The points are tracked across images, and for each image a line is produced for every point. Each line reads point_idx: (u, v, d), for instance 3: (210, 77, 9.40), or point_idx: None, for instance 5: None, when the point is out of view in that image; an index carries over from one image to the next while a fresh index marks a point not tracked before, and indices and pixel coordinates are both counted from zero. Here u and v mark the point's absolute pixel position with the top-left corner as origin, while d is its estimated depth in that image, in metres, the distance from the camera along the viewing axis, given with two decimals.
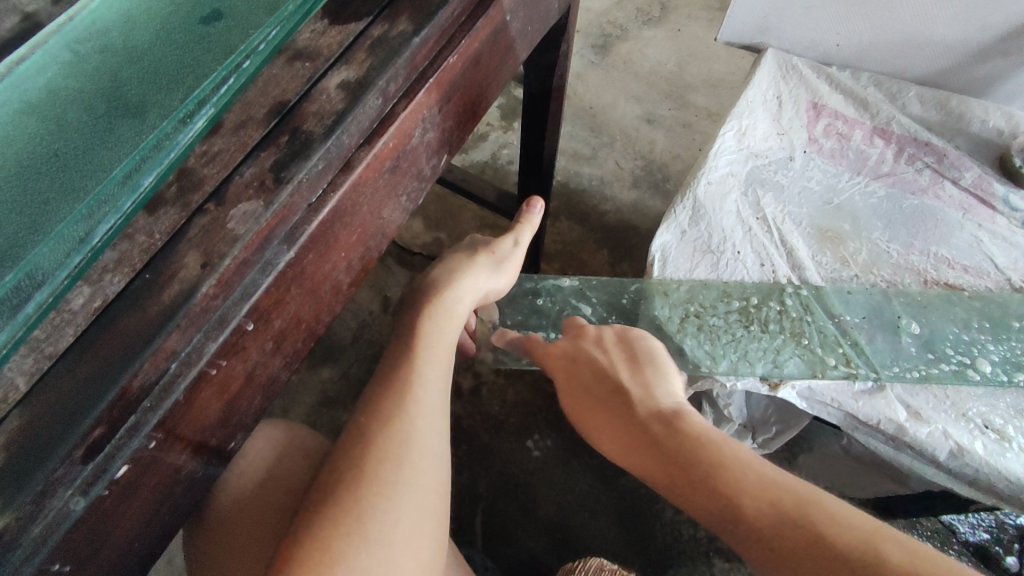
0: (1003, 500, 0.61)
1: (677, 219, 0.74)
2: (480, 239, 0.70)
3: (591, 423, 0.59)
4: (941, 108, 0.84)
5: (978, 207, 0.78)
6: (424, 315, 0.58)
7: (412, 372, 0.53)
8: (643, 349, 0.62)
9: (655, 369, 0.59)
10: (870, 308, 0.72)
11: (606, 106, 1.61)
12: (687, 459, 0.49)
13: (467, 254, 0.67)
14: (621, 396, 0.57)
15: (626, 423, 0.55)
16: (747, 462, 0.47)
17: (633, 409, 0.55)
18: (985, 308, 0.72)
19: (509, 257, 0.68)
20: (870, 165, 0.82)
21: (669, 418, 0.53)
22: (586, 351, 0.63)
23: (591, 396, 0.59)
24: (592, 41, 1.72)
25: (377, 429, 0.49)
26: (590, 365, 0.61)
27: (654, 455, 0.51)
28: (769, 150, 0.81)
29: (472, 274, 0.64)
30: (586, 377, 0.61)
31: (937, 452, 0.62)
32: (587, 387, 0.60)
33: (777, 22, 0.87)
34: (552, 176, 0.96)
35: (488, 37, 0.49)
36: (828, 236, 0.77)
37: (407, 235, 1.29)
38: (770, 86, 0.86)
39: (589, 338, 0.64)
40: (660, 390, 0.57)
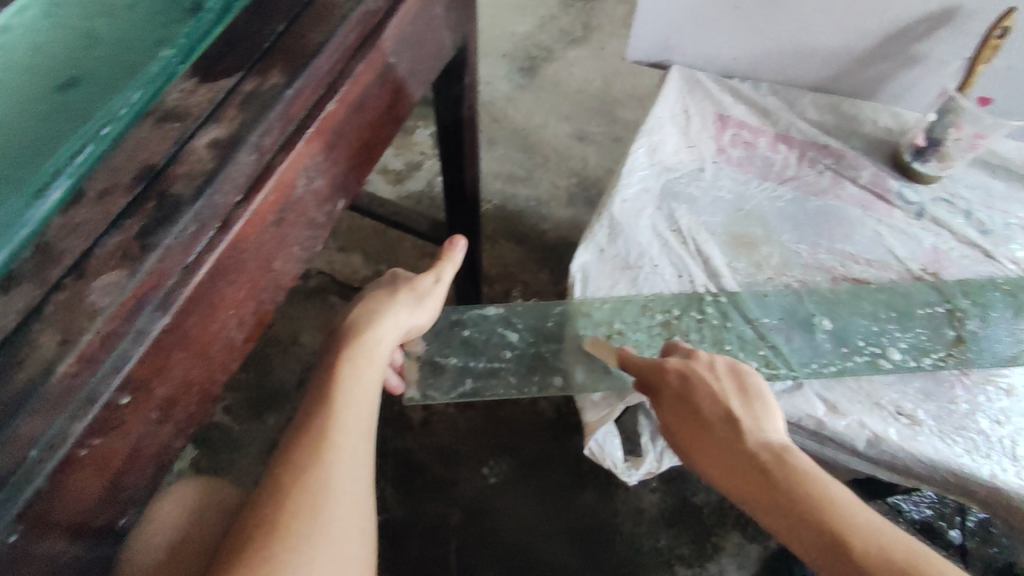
0: (923, 483, 0.64)
1: (595, 239, 0.75)
2: (397, 272, 0.70)
3: (695, 448, 0.57)
4: (835, 112, 0.89)
5: (878, 204, 0.82)
6: (343, 357, 0.57)
7: (329, 417, 0.52)
8: (757, 385, 0.60)
9: (764, 404, 0.58)
10: (785, 310, 0.74)
11: (536, 127, 1.64)
12: (796, 493, 0.48)
13: (388, 292, 0.67)
14: (733, 427, 0.56)
15: (741, 457, 0.53)
16: (855, 508, 0.47)
17: (745, 441, 0.54)
18: (890, 300, 0.75)
19: (429, 293, 0.68)
20: (775, 171, 0.85)
21: (787, 460, 0.51)
22: (699, 375, 0.60)
23: (698, 421, 0.57)
24: (518, 64, 1.76)
25: (294, 478, 0.48)
26: (705, 391, 0.59)
27: (762, 485, 0.51)
28: (679, 164, 0.84)
29: (392, 312, 0.64)
30: (694, 403, 0.58)
31: (856, 442, 0.64)
32: (699, 412, 0.58)
33: (677, 39, 0.91)
34: (476, 203, 0.98)
35: (372, 82, 0.50)
36: (741, 242, 0.79)
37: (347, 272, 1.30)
38: (677, 102, 0.88)
39: (701, 365, 0.62)
40: (769, 425, 0.56)
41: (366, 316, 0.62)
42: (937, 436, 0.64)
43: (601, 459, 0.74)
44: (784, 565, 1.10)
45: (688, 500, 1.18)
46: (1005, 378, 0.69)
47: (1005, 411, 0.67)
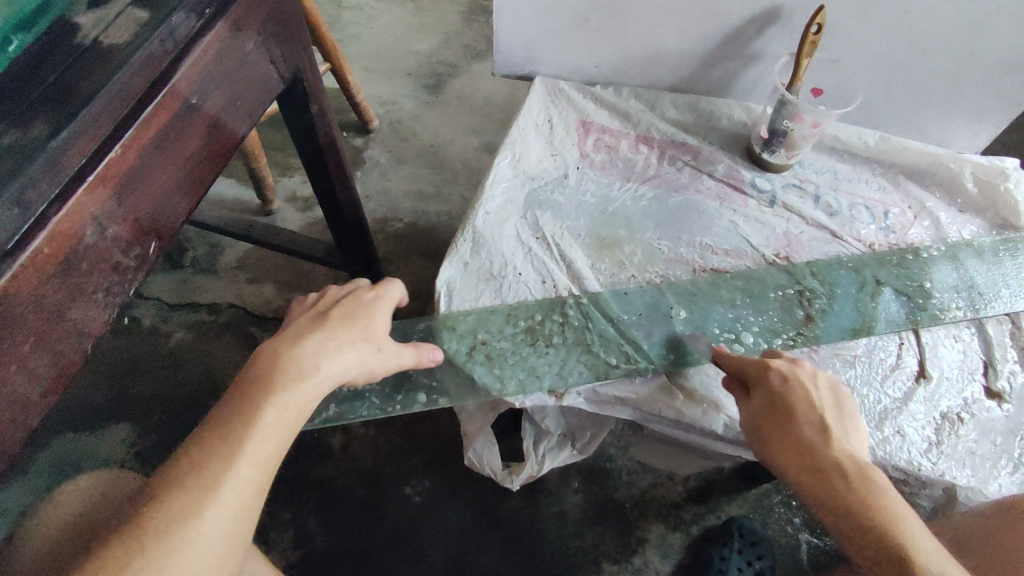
0: None
1: (459, 252, 0.77)
2: (380, 305, 0.65)
3: (772, 443, 0.60)
4: (692, 110, 0.93)
5: (732, 195, 0.86)
6: (273, 390, 0.52)
7: (233, 457, 0.47)
8: (844, 404, 0.62)
9: (854, 425, 0.61)
10: (646, 305, 0.77)
11: (445, 143, 1.66)
12: (872, 506, 0.52)
13: (353, 330, 0.61)
14: (824, 435, 0.58)
15: (822, 461, 0.56)
16: (922, 535, 0.50)
17: (830, 449, 0.57)
18: (745, 286, 0.79)
19: (384, 355, 0.63)
20: (637, 172, 0.88)
21: (867, 476, 0.55)
22: (802, 382, 0.62)
23: (789, 420, 0.60)
24: (424, 81, 1.77)
25: (188, 482, 0.45)
26: (805, 393, 0.61)
27: (842, 490, 0.54)
28: (543, 172, 0.86)
29: (346, 348, 0.59)
30: (785, 404, 0.61)
31: (714, 427, 0.67)
32: (789, 411, 0.60)
33: (538, 52, 0.94)
34: (361, 223, 0.99)
35: (174, 124, 0.50)
36: (605, 243, 0.82)
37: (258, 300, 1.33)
38: (540, 112, 0.91)
39: (802, 374, 0.63)
40: (854, 444, 0.59)
41: (320, 338, 0.58)
42: None
43: (480, 466, 0.76)
44: (703, 549, 1.13)
45: (610, 496, 1.20)
46: (850, 350, 0.75)
47: (849, 382, 0.73)
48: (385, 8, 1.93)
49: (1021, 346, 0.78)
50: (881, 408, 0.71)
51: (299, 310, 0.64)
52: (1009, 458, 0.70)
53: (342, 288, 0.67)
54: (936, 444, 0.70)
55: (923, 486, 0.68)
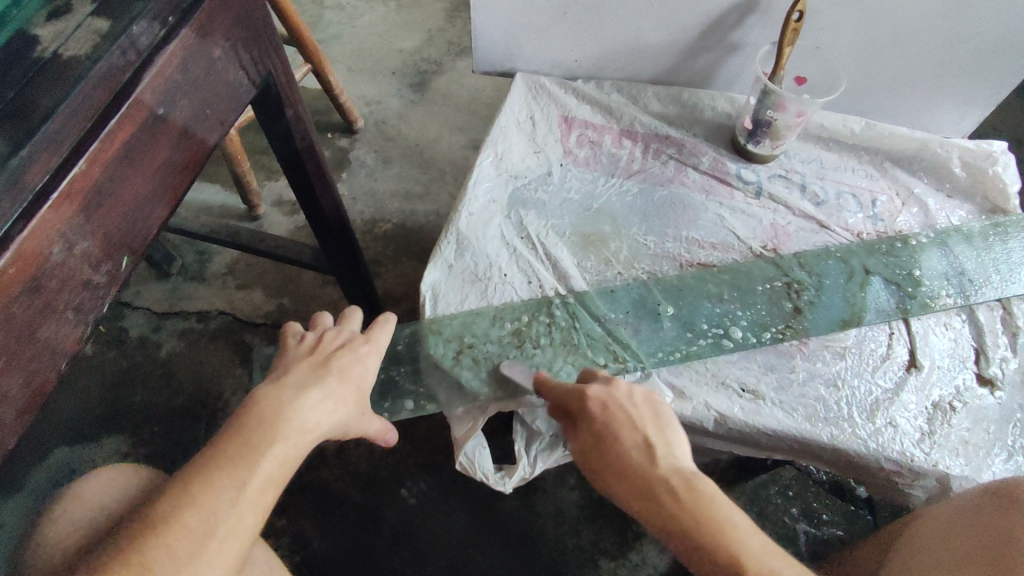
0: (764, 448, 0.69)
1: (442, 255, 0.76)
2: (373, 360, 0.65)
3: (603, 471, 0.55)
4: (676, 102, 0.92)
5: (719, 187, 0.85)
6: (277, 431, 0.51)
7: (236, 497, 0.46)
8: (664, 415, 0.58)
9: (676, 435, 0.56)
10: (633, 302, 0.76)
11: (431, 142, 1.64)
12: (703, 532, 0.47)
13: (346, 381, 0.60)
14: (647, 455, 0.54)
15: (649, 481, 0.52)
16: (761, 556, 0.46)
17: (656, 467, 0.52)
18: (733, 280, 0.78)
19: (365, 416, 0.61)
20: (622, 166, 0.87)
21: (696, 489, 0.50)
22: (617, 403, 0.58)
23: (614, 447, 0.55)
24: (409, 80, 1.76)
25: (188, 519, 0.44)
26: (620, 415, 0.57)
27: (668, 520, 0.49)
28: (526, 170, 0.85)
29: (344, 406, 0.58)
30: (603, 428, 0.56)
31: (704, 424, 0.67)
32: (608, 437, 0.56)
33: (518, 48, 0.93)
34: (345, 226, 0.98)
35: (138, 136, 0.49)
36: (591, 241, 0.81)
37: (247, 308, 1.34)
38: (522, 109, 0.90)
39: (616, 393, 0.59)
40: (679, 456, 0.54)
41: (324, 390, 0.57)
42: (778, 407, 0.69)
43: (472, 471, 0.74)
44: None
45: None
46: (839, 341, 0.75)
47: (840, 374, 0.72)
48: (367, 6, 1.91)
49: (1013, 332, 0.77)
50: (872, 399, 0.71)
51: (293, 354, 0.62)
52: (1002, 446, 0.70)
53: (334, 335, 0.66)
54: (928, 434, 0.69)
55: (916, 477, 0.68)
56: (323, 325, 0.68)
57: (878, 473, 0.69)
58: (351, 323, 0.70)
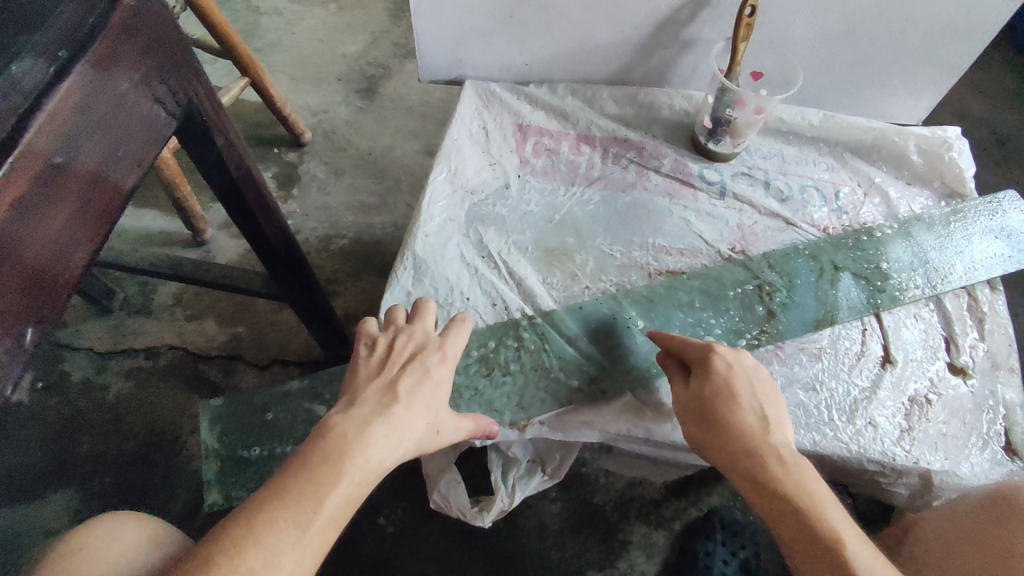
0: None
1: (400, 283, 0.71)
2: (446, 374, 0.59)
3: (709, 425, 0.58)
4: (632, 103, 0.88)
5: (681, 190, 0.83)
6: (340, 471, 0.47)
7: (292, 543, 0.43)
8: (777, 393, 0.61)
9: (781, 410, 0.60)
10: (604, 317, 0.73)
11: (384, 149, 1.58)
12: (803, 502, 0.52)
13: (416, 404, 0.54)
14: (758, 424, 0.57)
15: (756, 447, 0.56)
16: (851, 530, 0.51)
17: (768, 437, 0.56)
18: (703, 286, 0.76)
19: (440, 437, 0.56)
20: (582, 173, 0.83)
21: (802, 467, 0.55)
22: (742, 372, 0.60)
23: (729, 409, 0.58)
24: (356, 86, 1.69)
25: (249, 562, 0.41)
26: (742, 384, 0.59)
27: (771, 485, 0.54)
28: (482, 184, 0.81)
29: (410, 439, 0.53)
30: (735, 387, 0.59)
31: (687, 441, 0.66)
32: (729, 397, 0.58)
33: (464, 54, 0.88)
34: (295, 251, 0.92)
35: (34, 187, 0.43)
36: (556, 254, 0.77)
37: (201, 340, 1.27)
38: (473, 119, 0.85)
39: (744, 360, 0.62)
40: (783, 431, 0.58)
41: (389, 425, 0.51)
42: None
43: (448, 509, 0.71)
44: (688, 544, 1.11)
45: (590, 502, 1.17)
46: (814, 342, 0.73)
47: (817, 377, 0.71)
48: (305, 10, 1.83)
49: (979, 318, 0.78)
50: (850, 400, 0.69)
51: (364, 370, 0.57)
52: (978, 436, 0.69)
53: (407, 339, 0.60)
54: (907, 430, 0.68)
55: (899, 475, 0.66)
56: (396, 325, 0.62)
57: (862, 474, 0.68)
58: (426, 322, 0.63)
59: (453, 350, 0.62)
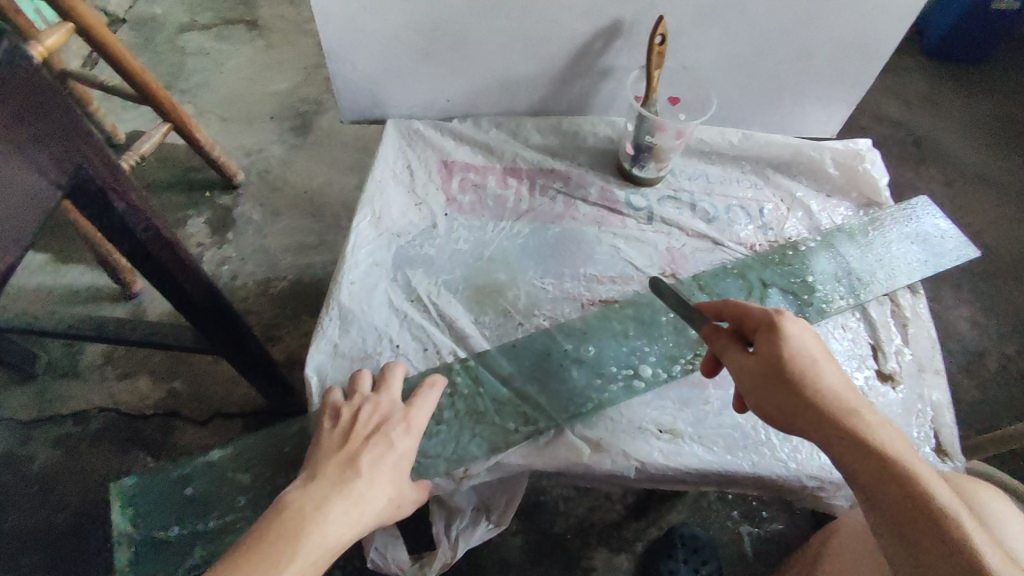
0: (690, 486, 0.67)
1: (325, 335, 0.69)
2: (410, 446, 0.57)
3: (789, 390, 0.54)
4: (556, 133, 0.89)
5: (610, 217, 0.83)
6: (292, 555, 0.44)
7: None
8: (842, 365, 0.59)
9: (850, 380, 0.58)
10: (538, 354, 0.72)
11: (321, 186, 1.55)
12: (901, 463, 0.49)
13: (378, 481, 0.52)
14: (841, 389, 0.54)
15: (846, 412, 0.52)
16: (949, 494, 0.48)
17: (852, 401, 0.53)
18: (636, 313, 0.76)
19: (395, 515, 0.54)
20: (510, 207, 0.83)
21: (889, 429, 0.52)
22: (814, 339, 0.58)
23: (812, 371, 0.54)
24: (288, 123, 1.66)
25: None
26: (819, 349, 0.57)
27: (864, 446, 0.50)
28: (409, 226, 0.79)
29: (370, 516, 0.51)
30: (813, 351, 0.56)
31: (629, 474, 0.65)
32: (808, 361, 0.55)
33: (384, 93, 0.87)
34: (223, 306, 0.88)
35: None
36: (487, 292, 0.76)
37: (133, 399, 1.20)
38: (397, 159, 0.84)
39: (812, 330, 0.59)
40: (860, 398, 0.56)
41: (346, 503, 0.49)
42: (698, 444, 0.67)
43: (388, 566, 0.68)
44: (649, 564, 1.10)
45: (550, 531, 1.15)
46: None
47: None
48: (232, 49, 1.79)
49: (902, 323, 0.80)
50: None
51: (326, 443, 0.55)
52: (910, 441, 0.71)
53: (372, 409, 0.58)
54: None
55: (838, 488, 0.67)
56: (361, 392, 0.60)
57: (803, 491, 0.68)
58: (392, 390, 0.61)
59: (418, 419, 0.60)
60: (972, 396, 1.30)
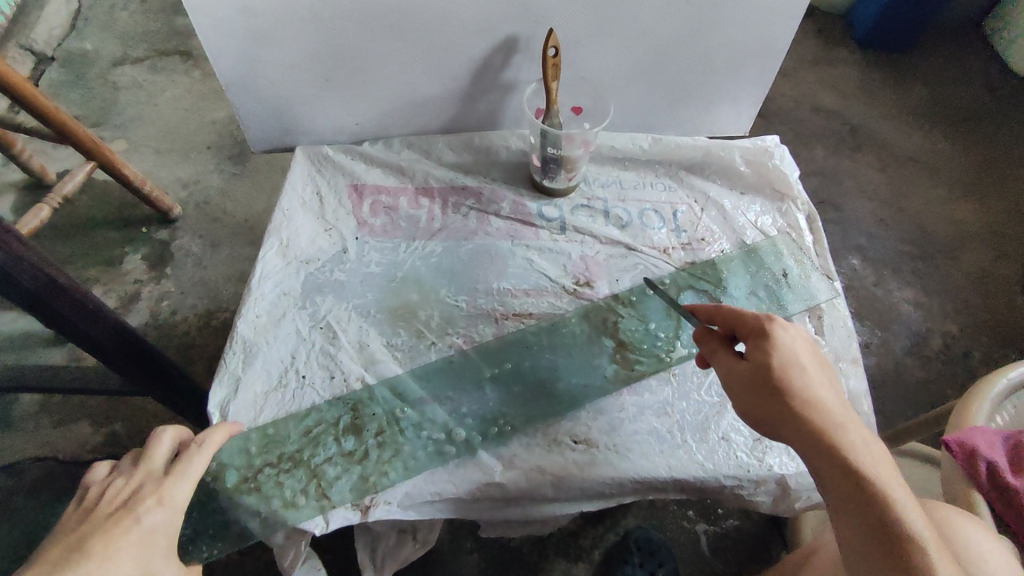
0: (610, 498, 0.66)
1: (230, 370, 0.68)
2: (163, 518, 0.51)
3: (778, 400, 0.51)
4: (468, 149, 0.89)
5: (523, 230, 0.83)
6: None
7: None
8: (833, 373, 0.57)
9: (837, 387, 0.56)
10: (451, 373, 0.71)
11: (261, 214, 1.53)
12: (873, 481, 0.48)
13: (107, 562, 0.46)
14: (833, 398, 0.52)
15: (838, 427, 0.50)
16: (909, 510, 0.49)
17: (842, 412, 0.52)
18: (550, 324, 0.76)
19: None
20: (422, 227, 0.83)
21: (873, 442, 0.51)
22: (808, 347, 0.56)
23: (805, 380, 0.52)
24: (227, 152, 1.64)
25: None
26: (813, 357, 0.54)
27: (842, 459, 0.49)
28: (318, 252, 0.78)
29: None
30: (808, 361, 0.53)
31: (542, 489, 0.64)
32: (802, 373, 0.52)
33: (292, 121, 0.86)
34: (150, 352, 0.85)
35: None
36: (399, 314, 0.75)
37: (72, 444, 1.14)
38: (306, 185, 0.84)
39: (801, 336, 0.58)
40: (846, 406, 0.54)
41: None
42: (613, 453, 0.66)
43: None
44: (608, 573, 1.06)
45: (506, 544, 1.10)
46: (664, 365, 0.74)
47: (668, 400, 0.71)
48: (167, 80, 1.77)
49: (818, 315, 0.80)
50: (702, 417, 0.70)
51: (58, 532, 0.50)
52: None
53: (123, 485, 0.53)
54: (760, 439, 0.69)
55: (757, 485, 0.67)
56: (119, 469, 0.56)
57: (723, 491, 0.68)
58: (152, 459, 0.56)
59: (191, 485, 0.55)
60: (917, 377, 1.32)
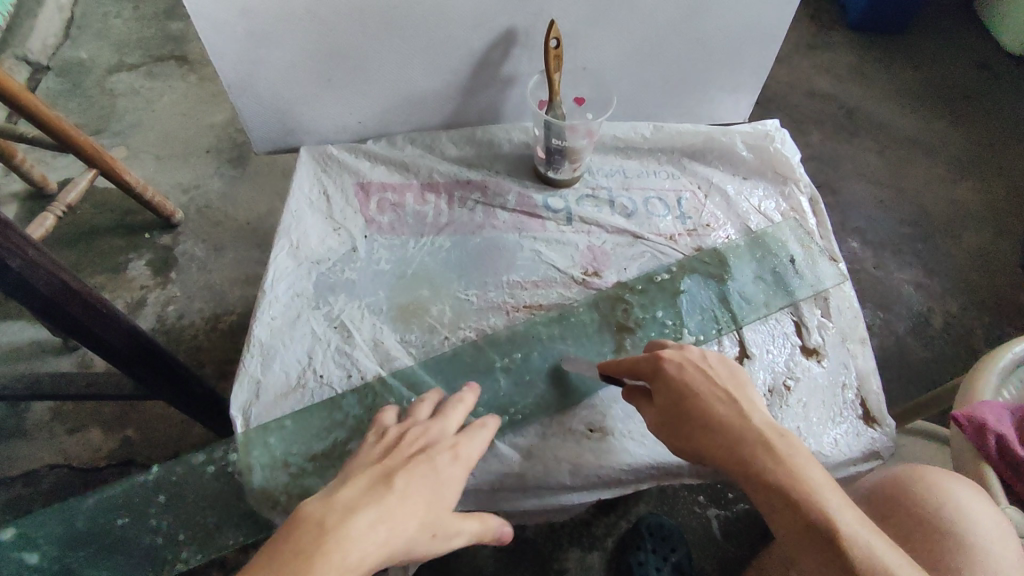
0: (629, 485, 0.67)
1: (248, 372, 0.69)
2: (459, 472, 0.53)
3: (683, 431, 0.56)
4: (471, 143, 0.89)
5: (529, 222, 0.84)
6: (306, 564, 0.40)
7: None
8: (740, 374, 0.59)
9: (750, 392, 0.58)
10: (465, 366, 0.72)
11: (263, 217, 1.54)
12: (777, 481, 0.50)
13: (417, 497, 0.48)
14: (728, 411, 0.55)
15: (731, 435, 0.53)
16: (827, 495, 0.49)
17: (741, 420, 0.54)
18: (561, 315, 0.77)
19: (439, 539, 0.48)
20: (429, 222, 0.83)
21: (776, 439, 0.52)
22: (697, 368, 0.58)
23: (694, 407, 0.56)
24: (226, 155, 1.64)
25: None
26: (701, 378, 0.57)
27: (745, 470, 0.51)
28: (328, 252, 0.79)
29: (404, 540, 0.45)
30: (696, 385, 0.57)
31: (561, 477, 0.65)
32: (691, 399, 0.56)
33: (294, 122, 0.87)
34: (164, 357, 0.86)
35: None
36: (410, 310, 0.76)
37: (85, 452, 1.15)
38: (312, 185, 0.84)
39: (694, 354, 0.60)
40: (757, 410, 0.55)
41: (372, 515, 0.45)
42: (629, 440, 0.67)
43: None
44: (620, 559, 1.06)
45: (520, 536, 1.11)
46: None
47: None
48: (163, 86, 1.76)
49: (824, 296, 0.81)
50: None
51: (367, 458, 0.53)
52: (840, 412, 0.72)
53: (421, 431, 0.57)
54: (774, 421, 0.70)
55: None
56: (413, 418, 0.59)
57: None
58: (448, 418, 0.59)
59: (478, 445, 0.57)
60: (922, 357, 1.33)
